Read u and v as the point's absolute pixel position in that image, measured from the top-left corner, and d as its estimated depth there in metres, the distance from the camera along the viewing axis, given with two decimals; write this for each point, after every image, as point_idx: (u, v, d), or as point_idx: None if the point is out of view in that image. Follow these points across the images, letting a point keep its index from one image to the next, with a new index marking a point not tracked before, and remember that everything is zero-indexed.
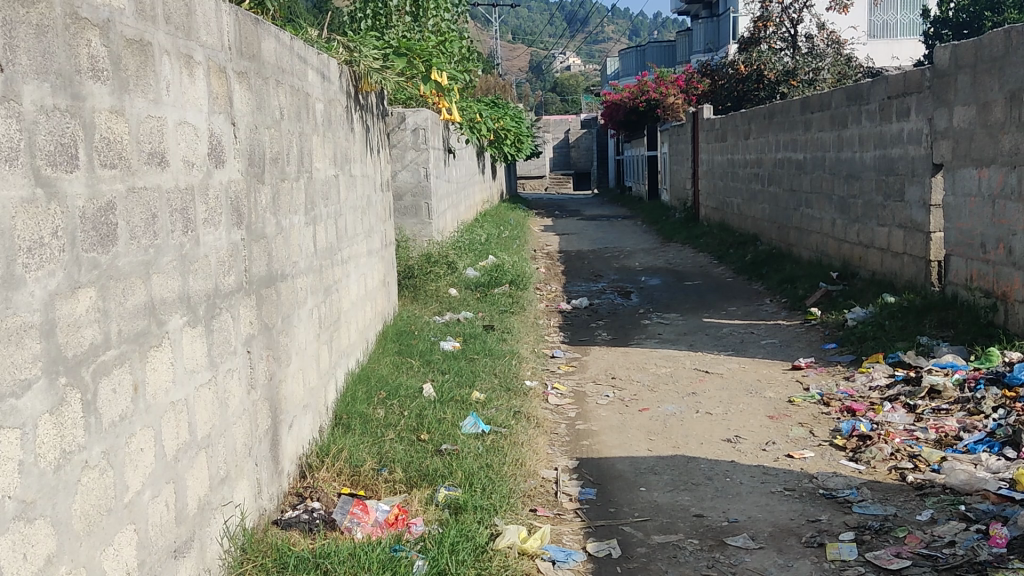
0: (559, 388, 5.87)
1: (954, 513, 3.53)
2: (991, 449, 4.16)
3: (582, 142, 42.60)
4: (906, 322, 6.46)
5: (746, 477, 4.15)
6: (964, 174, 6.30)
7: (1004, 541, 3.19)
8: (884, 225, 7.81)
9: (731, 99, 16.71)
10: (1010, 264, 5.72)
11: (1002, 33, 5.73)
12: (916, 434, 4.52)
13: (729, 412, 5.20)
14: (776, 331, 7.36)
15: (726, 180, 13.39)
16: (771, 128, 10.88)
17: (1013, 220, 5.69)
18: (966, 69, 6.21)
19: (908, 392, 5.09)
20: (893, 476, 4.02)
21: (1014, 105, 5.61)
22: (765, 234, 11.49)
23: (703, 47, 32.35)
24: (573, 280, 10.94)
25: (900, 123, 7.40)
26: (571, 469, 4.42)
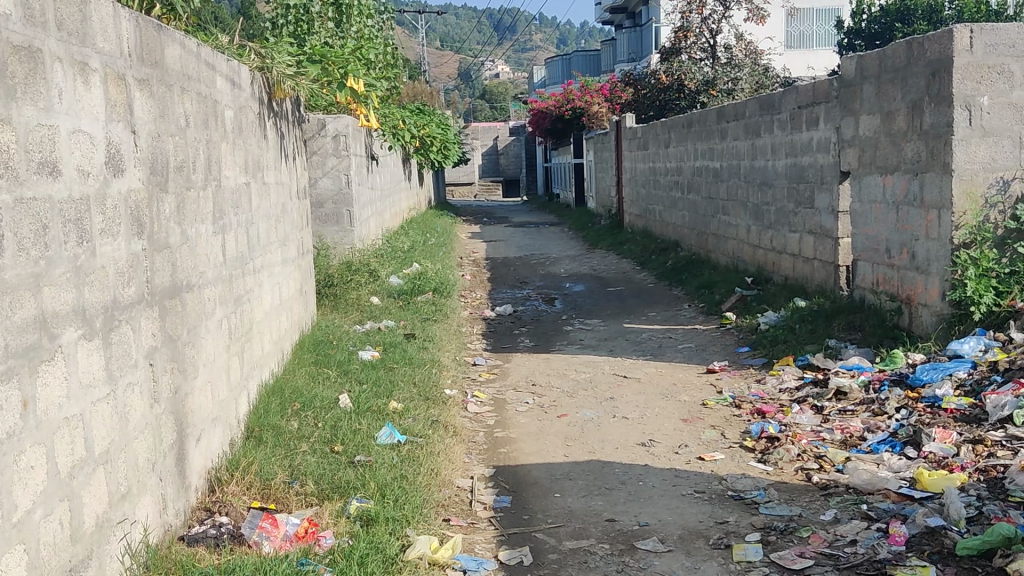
0: (479, 396, 5.87)
1: (857, 512, 3.61)
2: (893, 448, 4.27)
3: (511, 150, 42.87)
4: (816, 325, 6.60)
5: (658, 481, 4.20)
6: (869, 181, 6.49)
7: (902, 539, 3.27)
8: (796, 231, 7.99)
9: (652, 108, 17.06)
10: (914, 268, 5.90)
11: (903, 44, 5.89)
12: (822, 435, 4.62)
13: (645, 416, 5.25)
14: (693, 336, 7.47)
15: (648, 188, 13.54)
16: (689, 137, 11.07)
17: (915, 226, 5.87)
18: (870, 79, 6.39)
19: (815, 395, 5.21)
20: (799, 477, 4.11)
21: (915, 114, 5.78)
22: (685, 241, 11.66)
23: (626, 56, 32.72)
24: (497, 287, 10.96)
25: (810, 132, 7.57)
26: (487, 477, 4.41)
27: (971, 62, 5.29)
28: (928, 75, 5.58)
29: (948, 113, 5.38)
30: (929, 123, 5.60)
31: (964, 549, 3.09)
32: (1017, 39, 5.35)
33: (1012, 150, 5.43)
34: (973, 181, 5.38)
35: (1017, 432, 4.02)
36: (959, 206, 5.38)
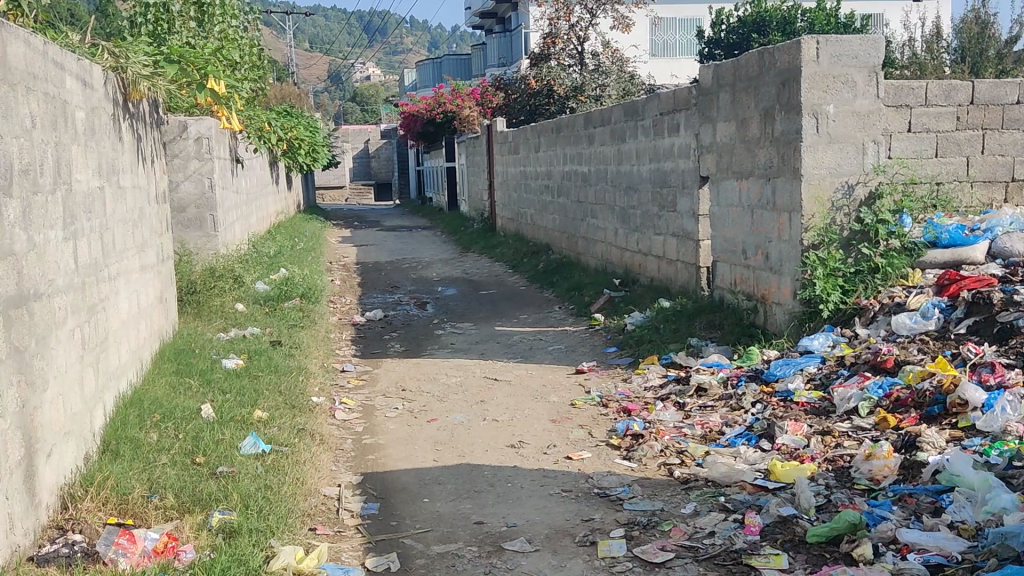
0: (347, 403, 5.80)
1: (715, 504, 3.73)
2: (749, 442, 4.44)
3: (382, 153, 42.63)
4: (679, 324, 6.79)
5: (526, 482, 4.24)
6: (727, 186, 6.75)
7: (757, 529, 3.39)
8: (660, 234, 8.21)
9: (523, 112, 16.94)
10: (768, 269, 6.16)
11: (755, 54, 6.13)
12: (683, 430, 4.76)
13: (514, 418, 5.30)
14: (562, 337, 7.58)
15: (519, 192, 13.69)
16: (558, 142, 11.25)
17: (768, 228, 6.12)
18: (726, 88, 6.63)
19: (677, 392, 5.37)
20: (661, 472, 4.22)
21: (767, 121, 6.03)
22: (556, 243, 11.83)
23: (496, 62, 32.97)
24: (367, 292, 10.85)
25: (671, 138, 7.80)
26: (354, 485, 4.37)
27: (817, 72, 5.56)
28: (779, 84, 5.83)
29: (797, 120, 5.63)
30: (780, 130, 5.85)
31: (814, 536, 3.23)
32: (860, 50, 5.61)
33: (856, 156, 5.71)
34: (821, 185, 5.66)
35: (862, 423, 4.24)
36: (807, 209, 5.66)
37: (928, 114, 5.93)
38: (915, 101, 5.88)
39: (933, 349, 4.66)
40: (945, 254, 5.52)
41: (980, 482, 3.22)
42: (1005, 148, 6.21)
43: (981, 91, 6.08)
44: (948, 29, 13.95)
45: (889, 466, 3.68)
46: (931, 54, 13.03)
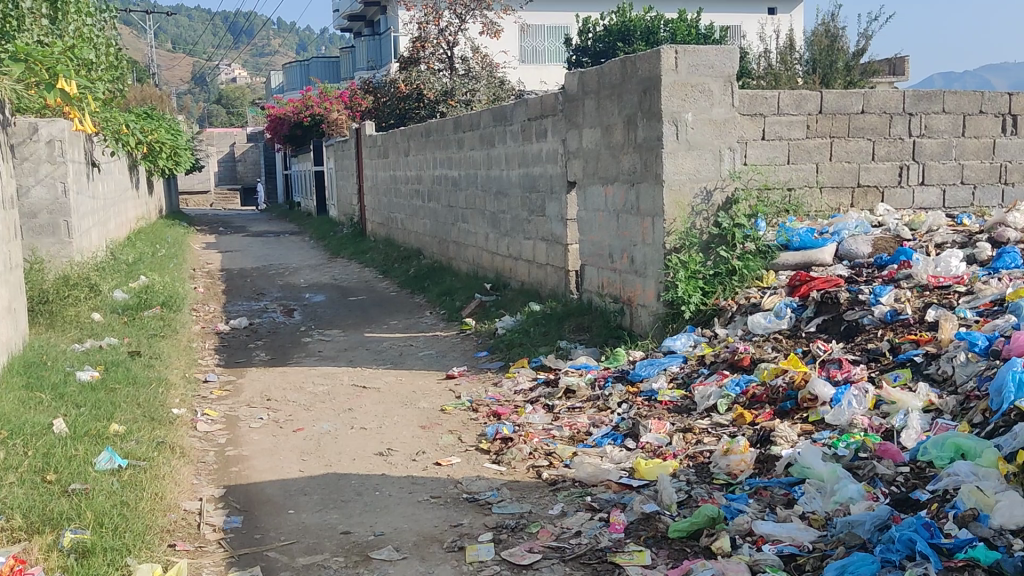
0: (209, 414, 5.64)
1: (582, 504, 3.78)
2: (615, 441, 4.52)
3: (249, 157, 41.65)
4: (548, 327, 6.87)
5: (394, 489, 4.21)
6: (593, 191, 6.88)
7: (621, 527, 3.46)
8: (529, 238, 8.30)
9: (393, 116, 16.83)
10: (633, 272, 6.31)
11: (617, 63, 6.26)
12: (552, 432, 4.81)
13: (383, 426, 5.26)
14: (433, 342, 7.57)
15: (389, 197, 13.60)
16: (428, 146, 11.24)
17: (633, 233, 6.27)
18: (591, 95, 6.75)
19: (547, 394, 5.43)
20: (530, 474, 4.26)
21: (630, 128, 6.17)
22: (427, 248, 11.81)
23: (365, 65, 32.59)
24: (233, 299, 10.58)
25: (539, 143, 7.89)
26: (217, 498, 4.25)
27: (676, 81, 5.72)
28: (640, 92, 5.96)
29: (658, 127, 5.77)
30: (642, 137, 5.99)
31: (675, 532, 3.31)
32: (715, 60, 5.80)
33: (714, 162, 5.90)
34: (681, 191, 5.83)
35: (721, 420, 4.39)
36: (669, 214, 5.81)
37: (780, 122, 6.39)
38: (768, 110, 6.35)
39: (786, 347, 4.86)
40: (796, 256, 5.77)
41: (829, 473, 3.38)
42: (852, 155, 6.68)
43: (829, 101, 6.54)
44: (801, 41, 14.57)
45: (746, 460, 3.81)
46: (785, 65, 13.59)
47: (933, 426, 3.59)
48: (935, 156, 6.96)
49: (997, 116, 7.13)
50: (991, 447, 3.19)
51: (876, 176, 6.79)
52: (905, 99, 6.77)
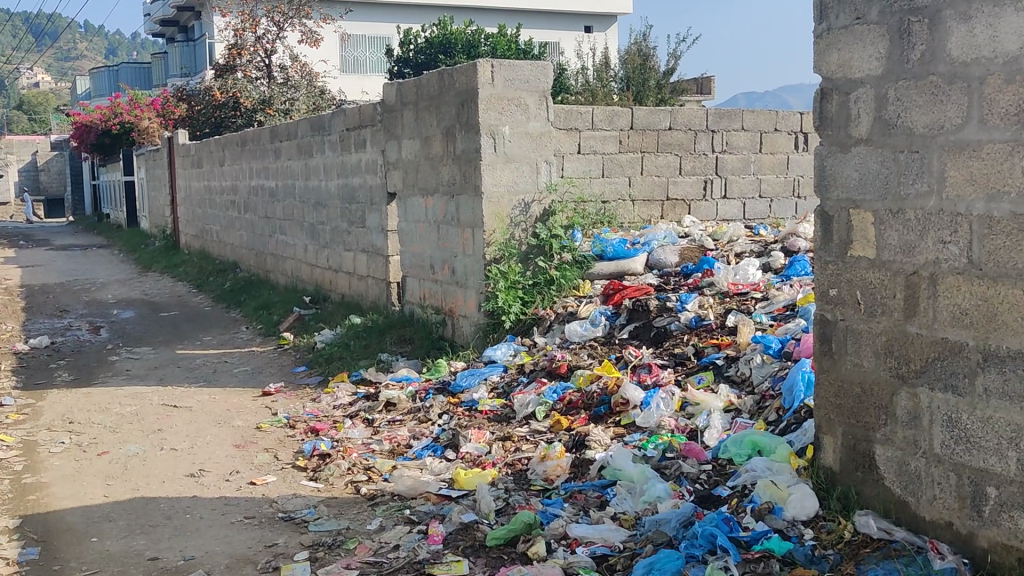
0: (4, 441, 5.27)
1: (400, 518, 3.76)
2: (434, 452, 4.52)
3: (52, 166, 39.28)
4: (368, 340, 6.81)
5: (205, 511, 4.07)
6: (412, 202, 6.89)
7: (439, 538, 3.45)
8: (349, 249, 8.22)
9: (208, 125, 16.27)
10: (454, 283, 6.35)
11: (435, 74, 6.30)
12: (371, 446, 4.76)
13: (195, 446, 5.07)
14: (249, 358, 7.36)
15: (204, 208, 13.16)
16: (244, 156, 10.94)
17: (453, 244, 6.32)
18: (409, 105, 6.76)
19: (367, 408, 5.38)
20: (348, 490, 4.20)
21: (449, 140, 6.20)
22: (244, 260, 11.49)
23: (178, 72, 31.34)
24: (32, 317, 9.93)
25: (357, 154, 7.84)
26: (11, 530, 3.97)
27: (493, 94, 5.80)
28: (458, 104, 6.02)
29: (475, 139, 5.82)
30: (461, 149, 6.03)
31: (492, 540, 3.33)
32: (530, 76, 5.94)
33: (531, 175, 6.02)
34: (499, 202, 5.90)
35: (538, 427, 4.47)
36: (488, 225, 5.86)
37: (594, 137, 6.60)
38: (583, 125, 6.53)
39: (600, 353, 5.01)
40: (609, 266, 6.00)
41: (639, 474, 3.50)
42: (661, 169, 7.00)
43: (640, 118, 6.82)
44: (616, 59, 15.05)
45: (561, 466, 3.90)
46: (601, 81, 14.00)
47: (733, 426, 3.79)
48: (735, 171, 7.38)
49: (791, 134, 7.61)
50: (784, 443, 3.40)
51: (683, 190, 7.14)
52: (708, 116, 7.14)
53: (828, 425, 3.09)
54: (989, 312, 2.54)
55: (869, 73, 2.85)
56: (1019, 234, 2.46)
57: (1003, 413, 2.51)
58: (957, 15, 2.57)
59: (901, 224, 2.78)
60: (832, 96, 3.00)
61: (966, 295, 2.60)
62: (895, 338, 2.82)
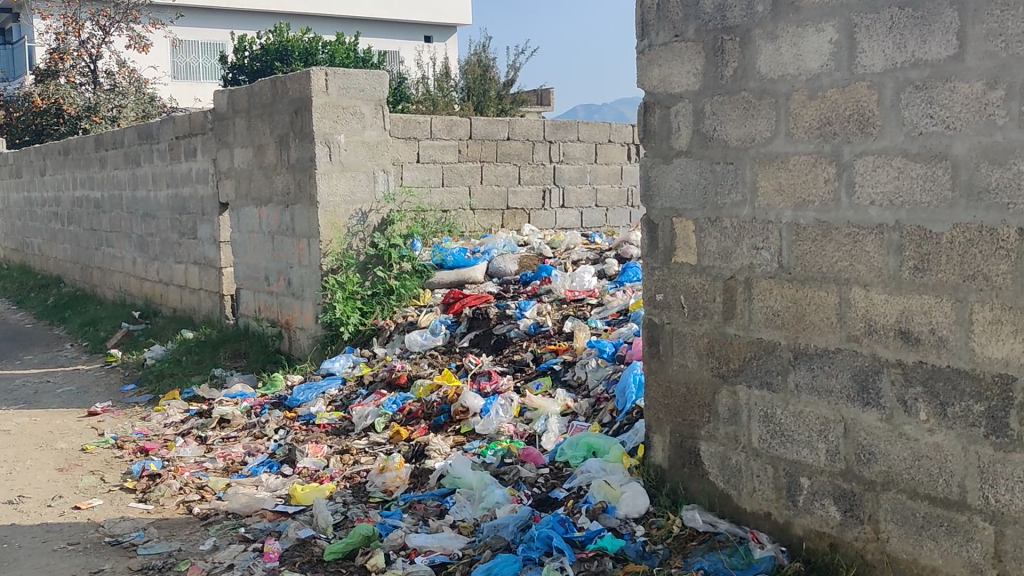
0: None
1: (235, 536, 3.67)
2: (271, 468, 4.43)
3: None
4: (202, 355, 6.61)
5: (25, 540, 3.84)
6: (246, 212, 6.74)
7: (275, 555, 3.38)
8: (181, 262, 7.96)
9: (29, 133, 15.29)
10: (290, 294, 6.25)
11: (268, 82, 6.19)
12: (204, 464, 4.62)
13: (13, 471, 4.79)
14: (73, 377, 7.01)
15: (23, 220, 12.45)
16: (66, 165, 10.42)
17: (289, 254, 6.22)
18: (241, 113, 6.61)
19: (199, 425, 5.21)
20: (180, 510, 4.06)
21: (283, 148, 6.10)
22: (67, 275, 10.92)
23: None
24: None
25: (188, 163, 7.59)
26: None
27: (327, 102, 5.74)
28: (291, 112, 5.93)
29: (310, 148, 5.75)
30: (295, 158, 5.94)
31: (330, 554, 3.29)
32: (365, 84, 5.92)
33: (367, 184, 5.99)
34: (335, 212, 5.85)
35: (377, 438, 4.45)
36: (324, 235, 5.80)
37: (432, 146, 6.62)
38: (421, 134, 6.55)
39: (440, 363, 5.03)
40: (450, 275, 5.98)
41: (477, 481, 3.54)
42: (500, 179, 7.10)
43: (478, 128, 6.90)
44: (456, 69, 15.11)
45: (401, 476, 3.89)
46: (441, 91, 14.06)
47: (569, 429, 3.88)
48: (572, 181, 7.58)
49: (623, 145, 7.88)
50: (617, 444, 3.52)
51: (522, 199, 7.27)
52: (545, 127, 7.29)
53: (657, 424, 3.20)
54: (798, 313, 2.71)
55: (688, 88, 2.99)
56: (823, 239, 2.63)
57: (813, 407, 2.68)
58: (766, 34, 2.73)
59: (719, 231, 2.93)
60: (654, 109, 3.12)
61: (778, 297, 2.76)
62: (716, 340, 2.96)
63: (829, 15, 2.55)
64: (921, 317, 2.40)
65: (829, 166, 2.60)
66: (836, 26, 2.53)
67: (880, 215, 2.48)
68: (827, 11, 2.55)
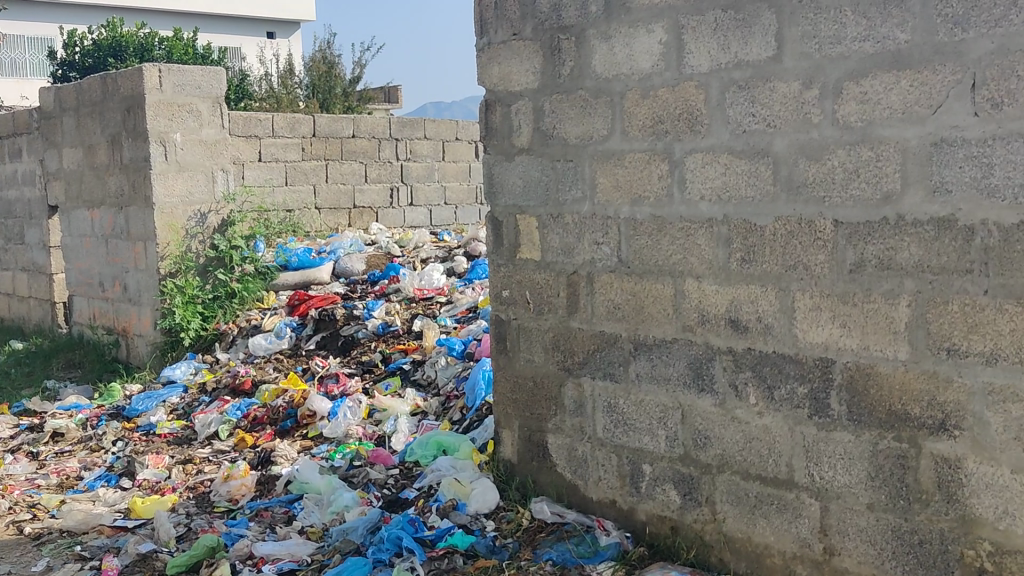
0: None
1: (70, 555, 3.47)
2: (109, 482, 4.23)
3: None
4: (33, 366, 6.27)
5: None
6: (77, 215, 6.43)
7: (114, 572, 3.22)
8: (7, 269, 7.53)
9: None
10: (126, 300, 6.00)
11: (97, 78, 5.92)
12: (36, 481, 4.36)
13: None
14: None
15: None
16: None
17: (124, 258, 5.97)
18: (69, 111, 6.29)
19: (30, 440, 4.90)
20: (9, 531, 3.81)
21: (115, 148, 5.84)
22: None
23: None
24: None
25: (12, 164, 7.18)
26: None
27: (161, 100, 5.54)
28: (123, 110, 5.69)
29: (144, 147, 5.54)
30: (129, 158, 5.71)
31: (173, 568, 3.16)
32: (201, 81, 5.74)
33: (206, 184, 5.82)
34: (173, 213, 5.66)
35: (221, 446, 4.33)
36: (161, 237, 5.61)
37: (275, 145, 6.57)
38: (264, 132, 6.51)
39: (286, 366, 4.94)
40: (295, 276, 5.85)
41: (326, 485, 3.50)
42: (345, 177, 7.04)
43: (322, 125, 6.85)
44: (300, 66, 14.80)
45: (246, 484, 3.79)
46: (285, 89, 13.78)
47: (419, 428, 3.89)
48: (420, 179, 7.55)
49: (471, 142, 7.85)
50: (466, 441, 3.54)
51: (369, 198, 7.22)
52: (391, 125, 7.26)
53: (505, 420, 3.24)
54: (637, 305, 2.79)
55: (527, 86, 3.03)
56: (658, 234, 2.72)
57: (652, 396, 2.77)
58: (599, 35, 2.80)
59: (560, 227, 2.99)
60: (495, 108, 3.14)
61: (618, 290, 2.84)
62: (560, 334, 3.02)
63: (658, 16, 2.63)
64: (749, 305, 2.52)
65: (662, 163, 2.69)
66: (665, 27, 2.62)
67: (710, 210, 2.58)
68: (656, 13, 2.64)
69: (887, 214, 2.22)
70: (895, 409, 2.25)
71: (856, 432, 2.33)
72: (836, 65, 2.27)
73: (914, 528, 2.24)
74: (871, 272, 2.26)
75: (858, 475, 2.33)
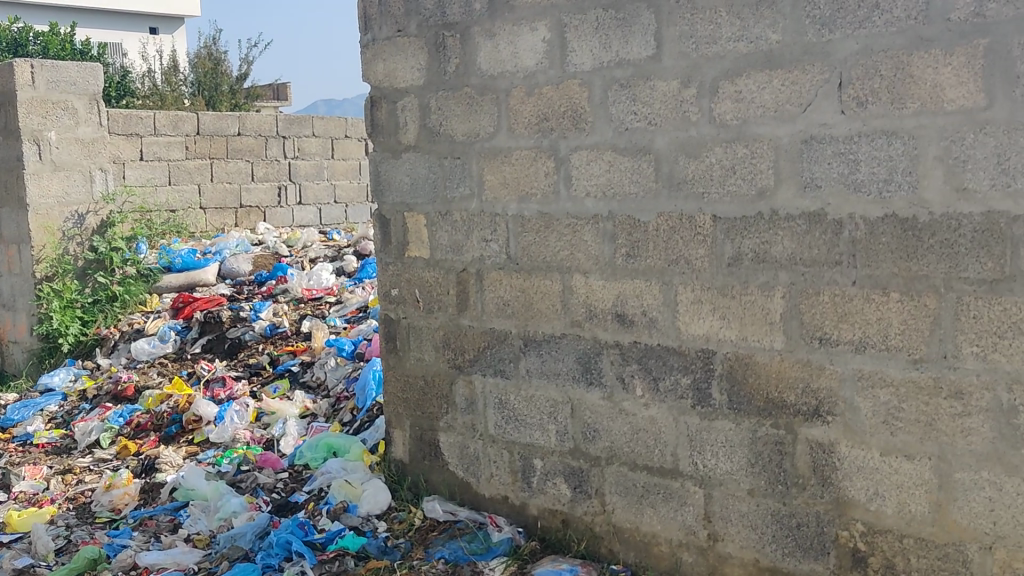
0: None
1: None
2: None
3: None
4: None
5: None
6: None
7: None
8: None
9: None
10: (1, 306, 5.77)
11: None
12: None
13: None
14: None
15: None
16: None
17: None
18: None
19: None
20: None
21: None
22: None
23: None
24: None
25: None
26: None
27: (34, 97, 5.33)
28: None
29: (16, 146, 5.31)
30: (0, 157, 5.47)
31: None
32: (77, 77, 5.53)
33: (83, 184, 5.63)
34: (48, 215, 5.45)
35: (103, 455, 4.18)
36: (36, 240, 5.40)
37: (157, 143, 6.41)
38: (144, 130, 6.32)
39: (171, 370, 4.81)
40: (180, 277, 5.69)
41: (212, 491, 3.43)
42: (231, 176, 6.92)
43: (206, 123, 6.72)
44: (185, 63, 14.43)
45: (129, 493, 3.68)
46: (168, 86, 13.42)
47: (308, 430, 3.84)
48: (309, 177, 7.44)
49: (360, 140, 7.79)
50: (356, 442, 3.52)
51: (256, 197, 7.09)
52: (277, 123, 7.14)
53: (397, 419, 3.23)
54: (526, 301, 2.81)
55: (412, 83, 3.02)
56: (545, 231, 2.74)
57: (543, 391, 2.80)
58: (484, 32, 2.81)
59: (449, 225, 2.99)
60: (380, 104, 3.12)
61: (507, 287, 2.85)
62: (450, 332, 3.02)
63: (541, 15, 2.66)
64: (634, 300, 2.56)
65: (548, 160, 2.71)
66: (548, 26, 2.65)
67: (595, 206, 2.62)
68: (539, 11, 2.66)
69: (762, 209, 2.29)
70: (773, 397, 2.33)
71: (736, 420, 2.40)
72: (711, 65, 2.33)
73: (792, 512, 2.32)
74: (748, 265, 2.33)
75: (739, 462, 2.40)
